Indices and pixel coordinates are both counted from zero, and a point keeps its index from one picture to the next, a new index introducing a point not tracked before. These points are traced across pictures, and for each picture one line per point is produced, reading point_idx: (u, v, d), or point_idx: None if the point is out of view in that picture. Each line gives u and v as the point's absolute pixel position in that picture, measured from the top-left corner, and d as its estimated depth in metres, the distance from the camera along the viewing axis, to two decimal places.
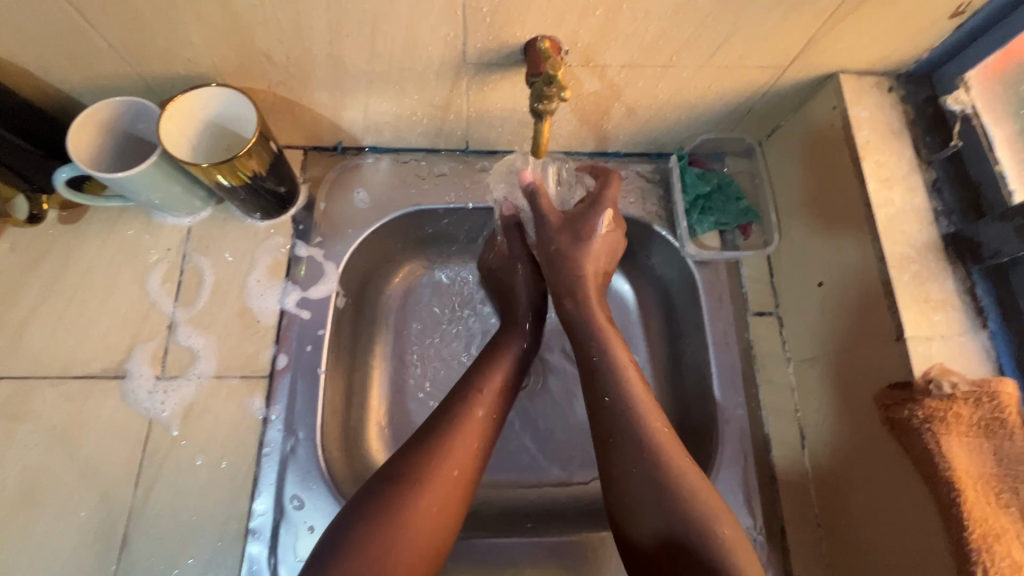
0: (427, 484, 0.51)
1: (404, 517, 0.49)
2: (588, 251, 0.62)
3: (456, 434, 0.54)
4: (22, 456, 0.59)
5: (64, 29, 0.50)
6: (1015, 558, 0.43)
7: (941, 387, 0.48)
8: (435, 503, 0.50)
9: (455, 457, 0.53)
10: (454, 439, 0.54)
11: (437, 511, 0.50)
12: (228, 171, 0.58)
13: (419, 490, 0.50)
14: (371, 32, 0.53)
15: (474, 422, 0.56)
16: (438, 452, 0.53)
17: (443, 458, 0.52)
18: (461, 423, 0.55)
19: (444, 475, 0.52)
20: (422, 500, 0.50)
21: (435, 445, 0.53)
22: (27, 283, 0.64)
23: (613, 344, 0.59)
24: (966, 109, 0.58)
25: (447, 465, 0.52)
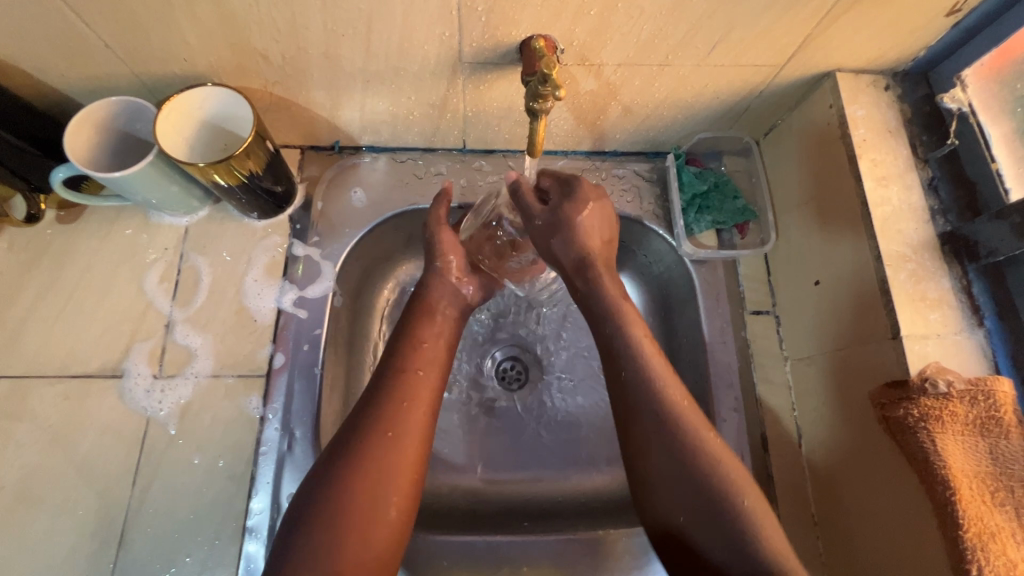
0: (365, 453, 0.48)
1: (349, 489, 0.47)
2: (583, 231, 0.59)
3: (391, 400, 0.52)
4: (19, 455, 0.59)
5: (59, 29, 0.50)
6: (1009, 556, 0.43)
7: (936, 386, 0.48)
8: (379, 472, 0.48)
9: (386, 420, 0.50)
10: (386, 406, 0.51)
11: (385, 480, 0.48)
12: (225, 170, 0.58)
13: (359, 460, 0.48)
14: (367, 31, 0.53)
15: (408, 392, 0.53)
16: (373, 420, 0.50)
17: (378, 426, 0.50)
18: (394, 388, 0.53)
19: (382, 441, 0.49)
20: (364, 470, 0.48)
21: (367, 414, 0.51)
22: (25, 283, 0.64)
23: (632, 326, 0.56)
24: (962, 107, 0.57)
25: (381, 431, 0.50)
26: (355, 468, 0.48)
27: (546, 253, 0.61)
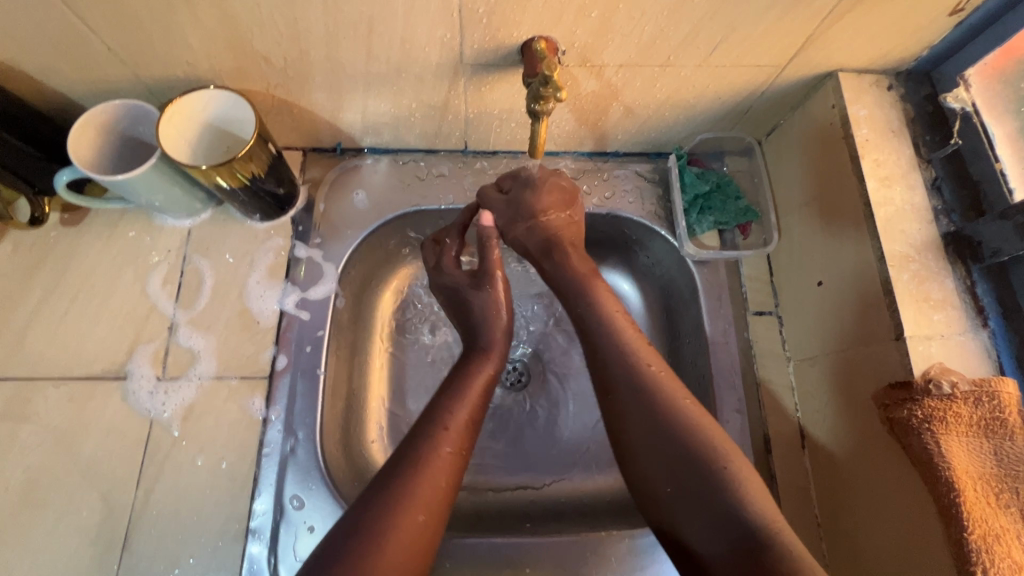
0: (391, 534, 0.44)
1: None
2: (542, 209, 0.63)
3: (423, 477, 0.48)
4: (24, 457, 0.59)
5: (63, 32, 0.50)
6: (1015, 558, 0.43)
7: (940, 386, 0.48)
8: (403, 554, 0.44)
9: (422, 500, 0.47)
10: (417, 483, 0.48)
11: (404, 566, 0.44)
12: (227, 173, 0.58)
13: (384, 543, 0.44)
14: (368, 33, 0.53)
15: (440, 470, 0.49)
16: (404, 498, 0.46)
17: (411, 505, 0.46)
18: (429, 465, 0.49)
19: (410, 522, 0.45)
20: (390, 556, 0.43)
21: (402, 492, 0.47)
22: (30, 285, 0.65)
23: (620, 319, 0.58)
24: (965, 107, 0.57)
25: (411, 512, 0.46)
26: (379, 552, 0.43)
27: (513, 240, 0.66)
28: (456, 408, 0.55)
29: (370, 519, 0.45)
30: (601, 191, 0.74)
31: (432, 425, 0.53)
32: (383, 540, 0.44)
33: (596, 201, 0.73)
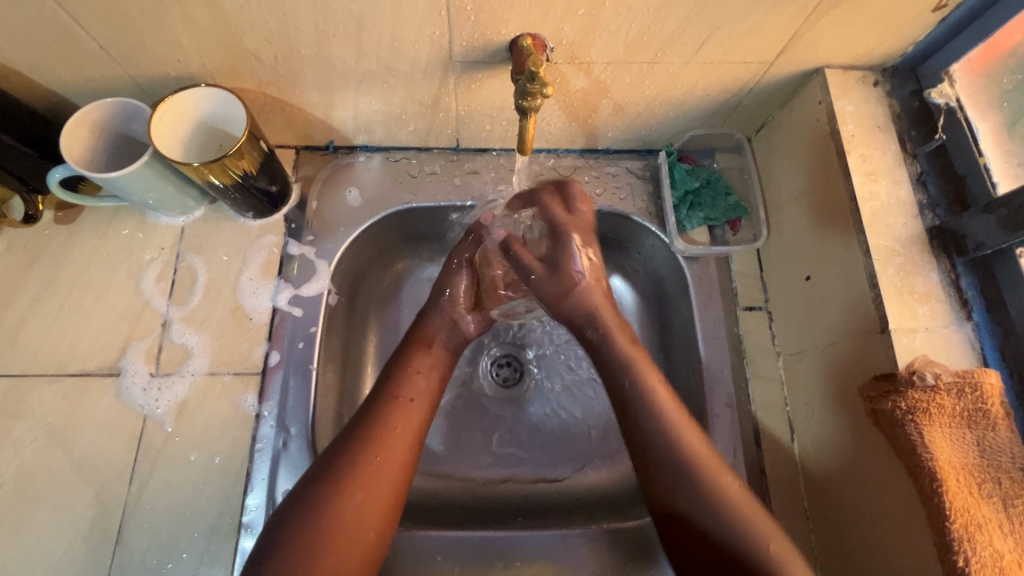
0: (345, 479, 0.50)
1: (326, 514, 0.48)
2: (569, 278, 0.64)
3: (376, 429, 0.54)
4: (18, 453, 0.59)
5: (54, 30, 0.51)
6: (995, 547, 0.43)
7: (924, 378, 0.48)
8: (360, 495, 0.50)
9: (371, 447, 0.52)
10: (376, 433, 0.53)
11: (363, 504, 0.50)
12: (219, 170, 0.59)
13: (340, 487, 0.50)
14: (358, 31, 0.53)
15: (397, 420, 0.55)
16: (357, 448, 0.52)
17: (361, 451, 0.52)
18: (378, 417, 0.55)
19: (366, 466, 0.51)
20: (348, 498, 0.49)
21: (352, 441, 0.53)
22: (24, 282, 0.65)
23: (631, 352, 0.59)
24: (950, 102, 0.58)
25: (364, 458, 0.52)
26: (337, 495, 0.49)
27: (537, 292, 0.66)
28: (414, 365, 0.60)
29: (327, 467, 0.51)
30: (592, 187, 0.74)
31: (385, 384, 0.58)
32: (338, 484, 0.50)
33: None
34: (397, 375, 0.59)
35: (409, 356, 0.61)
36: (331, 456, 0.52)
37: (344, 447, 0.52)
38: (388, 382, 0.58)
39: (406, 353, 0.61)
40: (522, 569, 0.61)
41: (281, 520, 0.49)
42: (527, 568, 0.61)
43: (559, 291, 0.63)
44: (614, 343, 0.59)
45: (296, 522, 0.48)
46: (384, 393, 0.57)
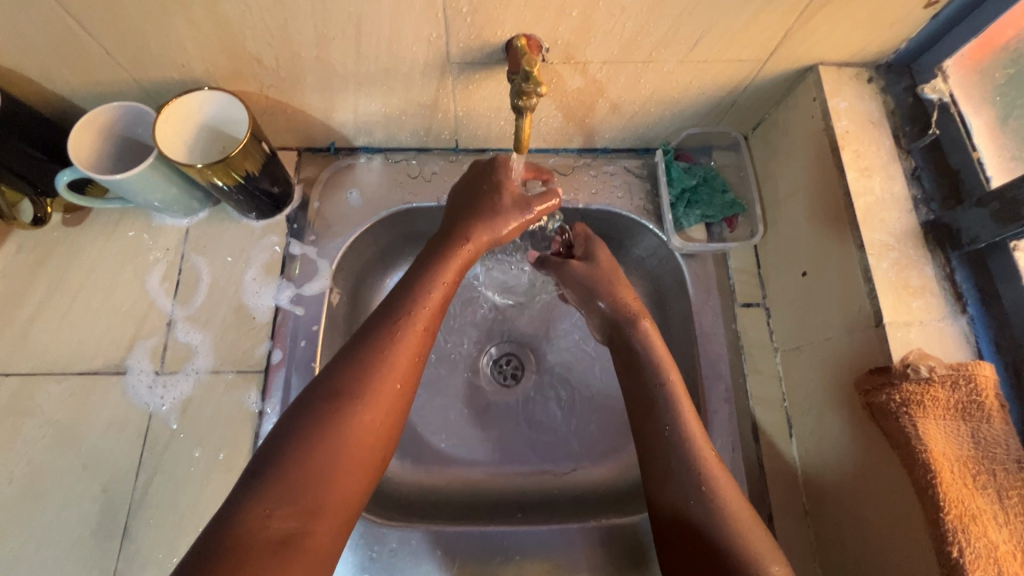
0: (364, 398, 0.46)
1: (341, 431, 0.44)
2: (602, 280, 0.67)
3: (396, 348, 0.50)
4: (28, 450, 0.61)
5: (62, 36, 0.52)
6: (990, 538, 0.44)
7: (918, 371, 0.49)
8: (377, 418, 0.47)
9: (393, 370, 0.49)
10: (389, 353, 0.49)
11: (375, 425, 0.46)
12: (222, 172, 0.60)
13: (357, 404, 0.46)
14: (356, 34, 0.54)
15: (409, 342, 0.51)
16: (374, 367, 0.48)
17: (380, 371, 0.48)
18: (397, 337, 0.51)
19: (386, 389, 0.48)
20: (363, 417, 0.46)
21: (369, 359, 0.48)
22: (33, 283, 0.66)
23: (653, 338, 0.62)
24: (943, 98, 0.58)
25: (383, 379, 0.48)
26: (354, 414, 0.45)
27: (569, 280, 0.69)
28: (434, 282, 0.55)
29: (343, 385, 0.47)
30: (590, 186, 0.75)
31: (398, 303, 0.53)
32: (356, 402, 0.46)
33: (585, 197, 0.74)
34: (415, 293, 0.54)
35: (428, 274, 0.56)
36: (344, 373, 0.47)
37: (359, 366, 0.48)
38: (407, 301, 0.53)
39: (425, 270, 0.56)
40: (521, 564, 0.61)
41: (283, 436, 0.44)
42: (526, 562, 0.61)
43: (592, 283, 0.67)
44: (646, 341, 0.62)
45: (306, 437, 0.43)
46: (404, 311, 0.52)
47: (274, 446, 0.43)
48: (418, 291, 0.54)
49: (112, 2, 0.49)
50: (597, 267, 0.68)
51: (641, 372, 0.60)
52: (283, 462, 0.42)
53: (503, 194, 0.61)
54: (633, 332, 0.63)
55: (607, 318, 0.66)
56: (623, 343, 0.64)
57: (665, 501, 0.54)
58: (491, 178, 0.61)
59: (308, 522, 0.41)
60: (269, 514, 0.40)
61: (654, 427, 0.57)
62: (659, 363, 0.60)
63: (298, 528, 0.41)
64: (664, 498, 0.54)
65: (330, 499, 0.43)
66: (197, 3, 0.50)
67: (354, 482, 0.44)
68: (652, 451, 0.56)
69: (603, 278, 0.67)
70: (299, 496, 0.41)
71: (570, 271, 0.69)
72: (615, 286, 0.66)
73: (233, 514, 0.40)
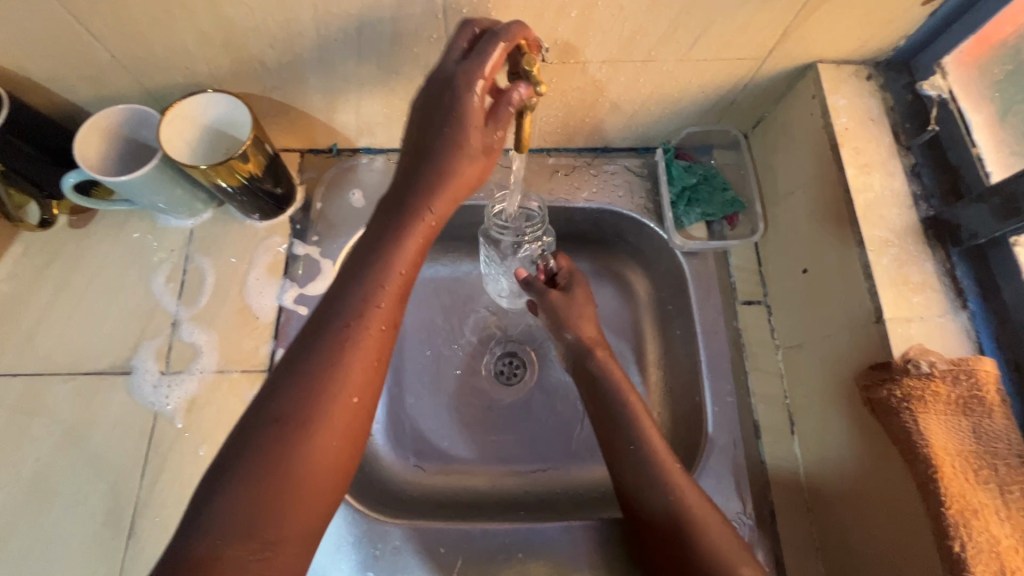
0: (313, 421, 0.42)
1: (291, 462, 0.40)
2: (576, 315, 0.69)
3: (345, 359, 0.44)
4: (35, 449, 0.61)
5: (69, 40, 0.53)
6: (992, 532, 0.44)
7: (919, 366, 0.49)
8: (331, 440, 0.42)
9: (346, 383, 0.43)
10: (340, 364, 0.43)
11: (330, 447, 0.42)
12: (226, 173, 0.60)
13: (308, 430, 0.41)
14: (358, 35, 0.55)
15: (360, 348, 0.45)
16: (323, 383, 0.43)
17: (330, 385, 0.43)
18: (348, 344, 0.44)
19: (338, 406, 0.43)
20: (317, 443, 0.41)
21: (319, 375, 0.43)
22: (40, 285, 0.67)
23: (610, 362, 0.66)
24: (942, 93, 0.59)
25: (334, 394, 0.43)
26: (305, 439, 0.41)
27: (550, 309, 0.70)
28: (387, 268, 0.48)
29: (290, 407, 0.42)
30: (590, 185, 0.75)
31: (349, 300, 0.46)
32: (304, 426, 0.41)
33: (585, 196, 0.75)
34: (367, 284, 0.47)
35: (383, 257, 0.48)
36: (290, 392, 0.42)
37: (306, 383, 0.42)
38: (358, 296, 0.46)
39: (378, 254, 0.48)
40: (524, 561, 0.61)
41: (228, 470, 0.40)
42: (529, 559, 0.61)
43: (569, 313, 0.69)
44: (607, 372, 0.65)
45: (252, 471, 0.39)
46: (354, 310, 0.45)
47: (217, 480, 0.40)
48: (370, 282, 0.47)
49: (118, 6, 0.50)
50: (582, 302, 0.70)
51: (606, 395, 0.63)
52: (231, 497, 0.39)
53: (467, 150, 0.50)
54: (592, 362, 0.66)
55: (572, 348, 0.68)
56: (585, 373, 0.67)
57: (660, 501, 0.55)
58: (451, 130, 0.49)
59: (265, 553, 0.39)
60: (221, 550, 0.37)
61: (623, 448, 0.59)
62: (619, 392, 0.63)
63: (256, 562, 0.38)
64: (664, 497, 0.55)
65: (290, 527, 0.40)
66: (200, 5, 0.50)
67: (315, 507, 0.41)
68: (621, 470, 0.58)
69: (579, 311, 0.69)
70: (252, 531, 0.38)
71: (551, 299, 0.70)
72: (583, 318, 0.69)
73: (182, 546, 0.37)
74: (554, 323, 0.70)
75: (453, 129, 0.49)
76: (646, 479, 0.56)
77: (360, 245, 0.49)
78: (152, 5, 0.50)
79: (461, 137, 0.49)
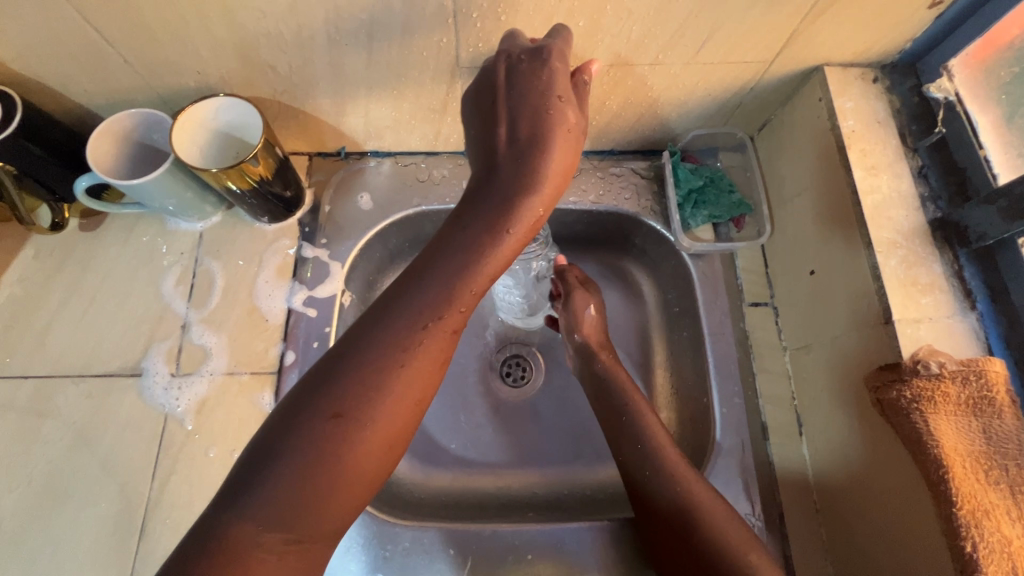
0: (372, 419, 0.42)
1: (343, 457, 0.41)
2: (587, 323, 0.71)
3: (409, 361, 0.44)
4: (46, 451, 0.62)
5: (83, 45, 0.54)
6: (1003, 533, 0.44)
7: (928, 367, 0.49)
8: (383, 440, 0.43)
9: (410, 388, 0.44)
10: (404, 365, 0.44)
11: (381, 446, 0.43)
12: (237, 176, 0.61)
13: (364, 428, 0.42)
14: (368, 39, 0.55)
15: (424, 352, 0.45)
16: (380, 383, 0.43)
17: (388, 386, 0.43)
18: (424, 347, 0.45)
19: (397, 404, 0.43)
20: (369, 443, 0.42)
21: (389, 374, 0.43)
22: (50, 288, 0.68)
23: (615, 365, 0.68)
24: (949, 96, 0.59)
25: (398, 396, 0.43)
26: (359, 436, 0.41)
27: (570, 308, 0.71)
28: (467, 267, 0.46)
29: (352, 401, 0.42)
30: (597, 188, 0.75)
31: (425, 299, 0.45)
32: (362, 426, 0.42)
33: (593, 198, 0.75)
34: (442, 285, 0.45)
35: (472, 255, 0.47)
36: (348, 387, 0.42)
37: (363, 380, 0.42)
38: (437, 296, 0.45)
39: (463, 253, 0.47)
40: (532, 562, 0.61)
41: (271, 457, 0.40)
42: (537, 561, 0.61)
43: (585, 318, 0.71)
44: (612, 370, 0.68)
45: (298, 463, 0.40)
46: (433, 312, 0.45)
47: (257, 470, 0.39)
48: (454, 283, 0.46)
49: (131, 12, 0.50)
50: (594, 300, 0.71)
51: (613, 398, 0.65)
52: (271, 489, 0.39)
53: (566, 135, 0.49)
54: (599, 366, 0.68)
55: (579, 347, 0.71)
56: (593, 377, 0.68)
57: (673, 503, 0.55)
58: (554, 134, 0.48)
59: (300, 543, 0.40)
60: (258, 538, 0.38)
61: (629, 456, 0.60)
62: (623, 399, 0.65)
63: (289, 551, 0.40)
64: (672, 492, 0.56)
65: (327, 516, 0.41)
66: (212, 11, 0.51)
67: (352, 499, 0.42)
68: (635, 475, 0.59)
69: (593, 315, 0.71)
70: (290, 524, 0.39)
71: (577, 298, 0.71)
72: (589, 317, 0.71)
73: (213, 526, 0.38)
74: (567, 322, 0.72)
75: (555, 134, 0.48)
76: (656, 472, 0.57)
77: (444, 237, 0.48)
78: (165, 10, 0.50)
79: (565, 142, 0.49)
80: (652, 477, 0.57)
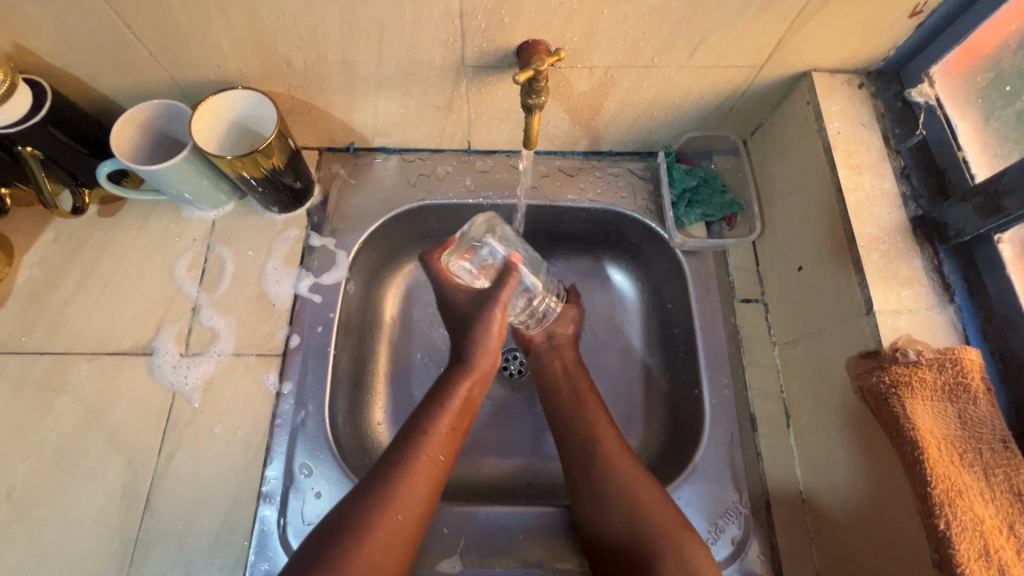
0: (374, 530, 0.52)
1: (353, 558, 0.50)
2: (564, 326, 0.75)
3: (401, 485, 0.54)
4: (58, 424, 0.64)
5: (113, 39, 0.57)
6: (976, 511, 0.45)
7: (906, 355, 0.51)
8: (386, 549, 0.52)
9: (403, 504, 0.54)
10: (396, 488, 0.54)
11: (387, 556, 0.52)
12: (251, 164, 0.64)
13: (359, 535, 0.51)
14: (379, 38, 0.59)
15: (416, 475, 0.56)
16: (378, 504, 0.53)
17: (384, 505, 0.53)
18: (408, 469, 0.56)
19: (393, 520, 0.53)
20: (360, 554, 0.50)
21: (379, 491, 0.54)
22: (68, 269, 0.71)
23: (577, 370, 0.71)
24: (929, 101, 0.61)
25: (394, 514, 0.53)
26: (360, 543, 0.51)
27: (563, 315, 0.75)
28: (450, 402, 0.61)
29: (353, 517, 0.52)
30: (595, 187, 0.78)
31: (411, 437, 0.58)
32: (366, 533, 0.51)
33: (590, 197, 0.78)
34: (431, 422, 0.59)
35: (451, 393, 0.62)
36: (354, 508, 0.53)
37: (366, 503, 0.53)
38: (422, 439, 0.58)
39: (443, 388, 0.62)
40: (524, 543, 0.63)
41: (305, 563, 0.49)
42: (529, 541, 0.63)
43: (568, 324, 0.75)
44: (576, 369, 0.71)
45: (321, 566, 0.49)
46: (417, 448, 0.57)
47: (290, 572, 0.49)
48: (434, 421, 0.59)
49: (160, 8, 0.54)
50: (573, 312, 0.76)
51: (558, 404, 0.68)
52: None
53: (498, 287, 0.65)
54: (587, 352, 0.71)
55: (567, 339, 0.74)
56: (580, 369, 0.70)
57: (627, 534, 0.57)
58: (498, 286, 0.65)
59: None
60: None
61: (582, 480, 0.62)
62: (584, 424, 0.65)
63: None
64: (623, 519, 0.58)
65: None
66: (235, 8, 0.54)
67: None
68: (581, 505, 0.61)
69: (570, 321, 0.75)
70: None
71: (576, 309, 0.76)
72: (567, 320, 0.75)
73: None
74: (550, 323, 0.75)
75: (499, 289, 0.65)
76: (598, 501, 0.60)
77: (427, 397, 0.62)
78: (191, 6, 0.54)
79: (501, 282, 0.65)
80: (607, 508, 0.59)
